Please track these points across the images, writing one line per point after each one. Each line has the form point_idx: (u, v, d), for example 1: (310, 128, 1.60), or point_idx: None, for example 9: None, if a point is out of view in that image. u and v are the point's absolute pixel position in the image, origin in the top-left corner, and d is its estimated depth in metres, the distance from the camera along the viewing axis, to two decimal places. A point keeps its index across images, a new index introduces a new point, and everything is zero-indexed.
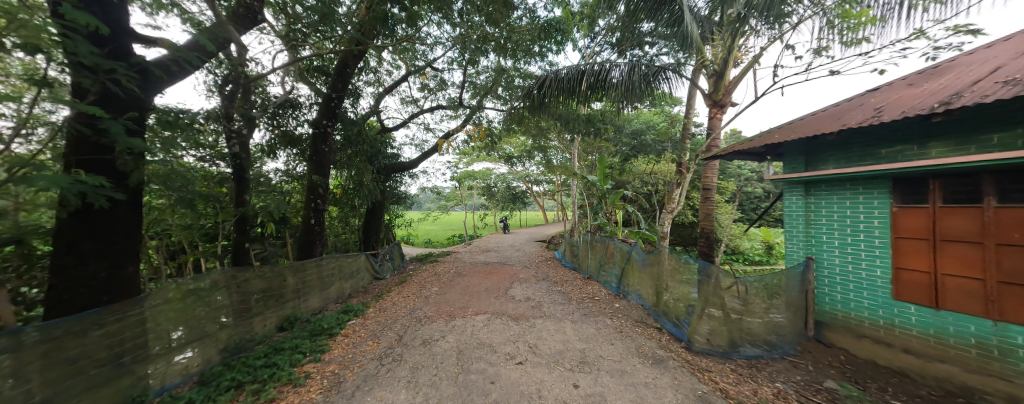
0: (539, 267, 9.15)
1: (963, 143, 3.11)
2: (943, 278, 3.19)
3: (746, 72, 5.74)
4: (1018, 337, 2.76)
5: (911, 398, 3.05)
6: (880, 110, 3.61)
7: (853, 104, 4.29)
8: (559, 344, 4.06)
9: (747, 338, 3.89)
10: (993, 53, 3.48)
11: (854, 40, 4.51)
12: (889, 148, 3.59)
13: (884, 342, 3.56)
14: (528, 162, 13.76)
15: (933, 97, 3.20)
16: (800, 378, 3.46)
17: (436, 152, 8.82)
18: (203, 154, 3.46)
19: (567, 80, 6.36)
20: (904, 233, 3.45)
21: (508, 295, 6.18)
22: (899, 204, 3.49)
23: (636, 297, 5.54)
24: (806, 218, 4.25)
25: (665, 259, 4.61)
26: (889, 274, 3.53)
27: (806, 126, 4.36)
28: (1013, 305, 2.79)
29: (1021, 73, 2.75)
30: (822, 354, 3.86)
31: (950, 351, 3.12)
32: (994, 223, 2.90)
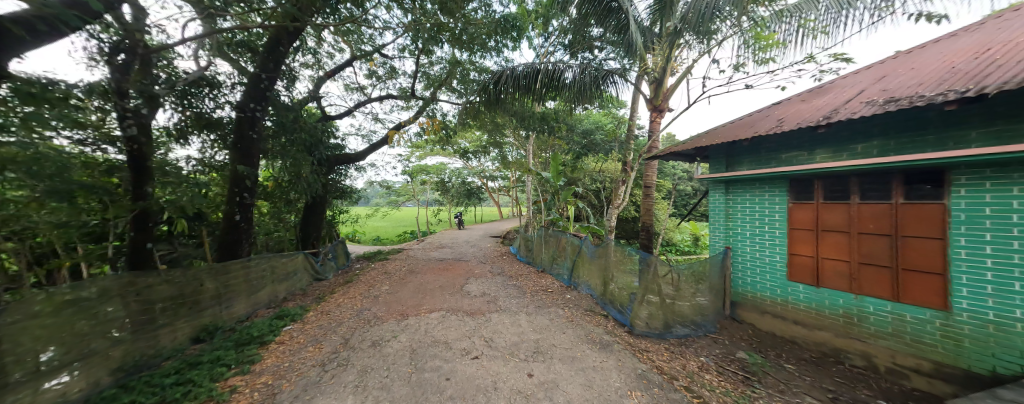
0: (494, 262, 9.23)
1: (835, 151, 3.83)
2: (822, 261, 3.90)
3: (680, 81, 6.39)
4: (870, 306, 3.50)
5: (797, 361, 3.75)
6: (782, 120, 4.28)
7: (762, 115, 5.01)
8: (514, 336, 4.17)
9: (678, 320, 4.39)
10: (859, 79, 4.33)
11: (764, 59, 5.25)
12: (787, 153, 4.28)
13: (780, 316, 4.26)
14: (483, 157, 13.68)
15: (819, 112, 3.88)
16: (718, 351, 4.02)
17: (385, 144, 8.36)
18: (80, 136, 2.83)
19: (522, 77, 6.45)
20: (796, 225, 4.15)
21: (463, 291, 6.15)
22: (794, 201, 4.19)
23: (586, 287, 5.88)
24: (726, 213, 4.88)
25: (613, 251, 4.96)
26: (785, 259, 4.23)
27: (727, 132, 4.99)
28: (868, 281, 3.53)
29: (876, 95, 3.47)
30: (735, 329, 4.52)
31: (825, 320, 3.86)
32: (858, 216, 3.62)
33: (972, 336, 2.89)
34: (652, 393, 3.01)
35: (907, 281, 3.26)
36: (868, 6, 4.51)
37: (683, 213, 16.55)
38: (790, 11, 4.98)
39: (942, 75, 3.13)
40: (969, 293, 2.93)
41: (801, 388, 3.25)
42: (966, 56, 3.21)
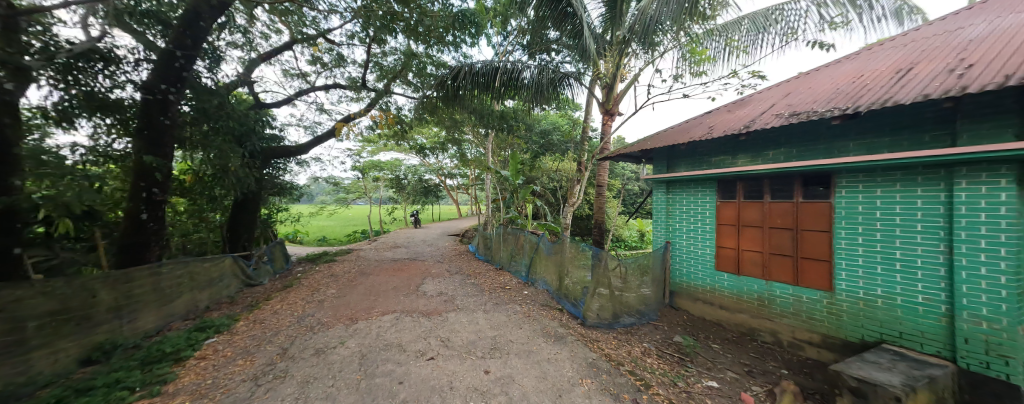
0: (452, 261, 9.08)
1: (752, 156, 4.39)
2: (742, 253, 4.45)
3: (629, 87, 6.84)
4: (777, 290, 4.06)
5: (722, 341, 4.25)
6: (712, 128, 4.80)
7: (697, 122, 5.55)
8: (471, 334, 4.16)
9: (625, 310, 4.72)
10: (771, 94, 5.00)
11: (698, 72, 5.82)
12: (716, 157, 4.80)
13: (709, 302, 4.78)
14: (440, 154, 13.35)
15: (740, 121, 4.42)
16: (659, 337, 4.41)
17: (332, 137, 7.77)
18: None
19: (481, 74, 6.40)
20: (722, 221, 4.68)
21: (419, 292, 5.97)
22: (720, 199, 4.72)
23: (543, 283, 6.06)
24: (666, 210, 5.34)
25: (567, 247, 5.16)
26: (714, 251, 4.76)
27: (668, 137, 5.45)
28: (776, 268, 4.10)
29: (784, 109, 4.05)
30: (673, 316, 4.99)
31: (743, 304, 4.40)
32: (769, 213, 4.20)
33: (847, 311, 3.49)
34: (601, 379, 3.20)
35: (804, 267, 3.86)
36: (777, 31, 5.23)
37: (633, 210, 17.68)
38: (719, 30, 5.59)
39: (829, 94, 3.76)
40: (846, 276, 3.53)
41: (724, 364, 3.70)
42: (846, 79, 3.89)
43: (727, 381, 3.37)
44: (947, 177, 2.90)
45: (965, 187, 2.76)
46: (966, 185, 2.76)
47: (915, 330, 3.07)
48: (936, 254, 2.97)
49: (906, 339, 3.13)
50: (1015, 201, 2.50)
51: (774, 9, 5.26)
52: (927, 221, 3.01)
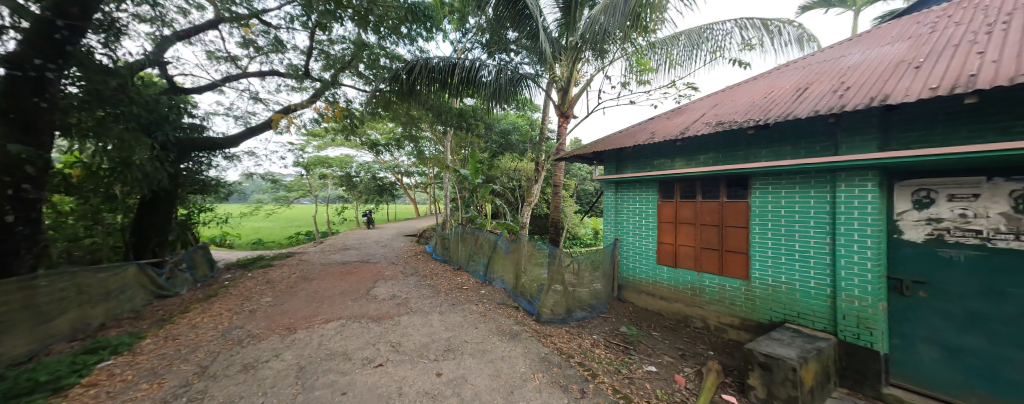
0: (407, 262, 8.75)
1: (687, 159, 4.82)
2: (678, 247, 4.88)
3: (582, 91, 7.15)
4: (706, 280, 4.52)
5: (661, 329, 4.63)
6: (653, 133, 5.20)
7: (641, 127, 5.97)
8: (424, 337, 4.05)
9: (577, 305, 4.92)
10: (703, 104, 5.55)
11: (643, 81, 6.28)
12: (658, 160, 5.20)
13: (650, 293, 5.18)
14: (395, 151, 12.78)
15: (677, 128, 4.85)
16: (607, 328, 4.68)
17: (269, 129, 7.06)
18: None
19: (437, 70, 6.25)
20: (662, 218, 5.09)
21: (370, 296, 5.66)
22: (661, 199, 5.13)
23: (500, 282, 6.09)
24: (615, 209, 5.72)
25: (525, 245, 5.24)
26: (655, 246, 5.16)
27: (616, 140, 5.79)
28: (706, 261, 4.56)
29: (712, 118, 4.51)
30: (620, 308, 5.33)
31: (679, 294, 4.83)
32: (700, 211, 4.66)
33: (760, 297, 3.98)
34: (552, 372, 3.30)
35: (728, 259, 4.33)
36: (707, 48, 5.84)
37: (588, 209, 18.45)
38: (660, 43, 6.08)
39: (747, 106, 4.27)
40: (759, 266, 4.02)
41: (662, 350, 4.03)
42: (761, 94, 4.46)
43: (665, 364, 3.68)
44: (832, 179, 3.42)
45: (845, 188, 3.30)
46: (845, 187, 3.30)
47: (808, 310, 3.59)
48: (823, 245, 3.50)
49: (801, 318, 3.65)
50: (873, 201, 3.11)
51: (705, 28, 5.86)
52: (818, 218, 3.54)
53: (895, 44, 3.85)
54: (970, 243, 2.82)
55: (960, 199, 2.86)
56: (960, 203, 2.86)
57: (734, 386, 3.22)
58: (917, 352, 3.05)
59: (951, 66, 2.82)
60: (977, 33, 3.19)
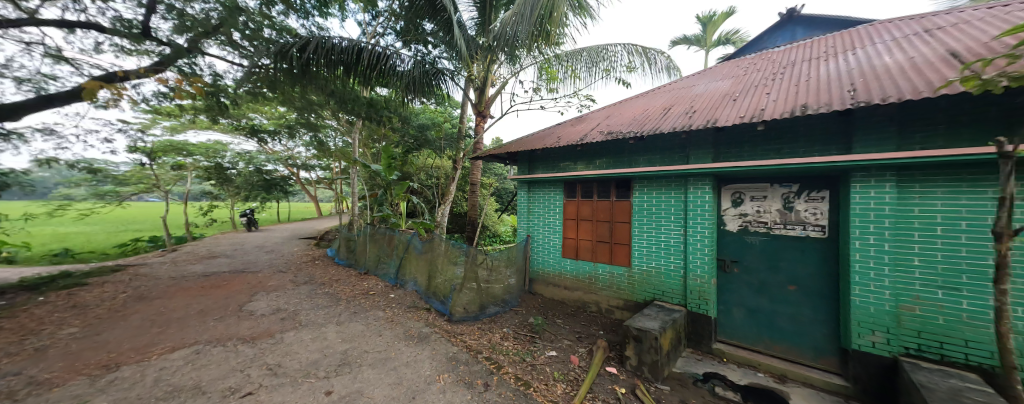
0: (302, 269, 7.65)
1: (586, 163, 5.37)
2: (578, 242, 5.44)
3: (498, 93, 7.35)
4: (599, 270, 5.13)
5: (563, 316, 5.10)
6: (559, 137, 5.67)
7: (550, 131, 6.44)
8: (315, 353, 3.60)
9: (490, 301, 5.03)
10: (601, 114, 6.28)
11: (551, 88, 6.78)
12: (563, 163, 5.68)
13: (556, 284, 5.67)
14: (287, 140, 10.98)
15: (578, 134, 5.40)
16: (517, 320, 4.93)
17: (85, 102, 5.26)
18: None
19: (339, 52, 5.59)
20: (566, 216, 5.61)
21: (244, 313, 4.75)
22: (566, 198, 5.64)
23: (411, 284, 5.82)
24: (527, 207, 6.10)
25: (439, 245, 5.12)
26: (560, 241, 5.66)
27: (528, 142, 6.13)
28: (600, 253, 5.17)
29: (605, 128, 5.14)
30: (530, 301, 5.69)
31: (578, 283, 5.39)
32: (596, 209, 5.26)
33: (638, 281, 4.69)
34: (457, 371, 3.32)
35: (615, 250, 4.99)
36: (605, 65, 6.61)
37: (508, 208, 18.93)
38: (566, 56, 6.67)
39: (631, 119, 5.01)
40: (637, 254, 4.71)
41: (563, 335, 4.45)
42: (641, 110, 5.27)
43: (564, 348, 4.06)
44: (686, 183, 4.25)
45: (693, 191, 4.15)
46: (694, 189, 4.15)
47: (669, 288, 4.37)
48: (679, 235, 4.30)
49: (664, 295, 4.40)
50: (709, 201, 4.02)
51: (603, 47, 6.62)
52: (676, 213, 4.33)
53: (726, 80, 5.02)
54: (763, 230, 3.85)
55: (757, 199, 3.88)
56: (758, 201, 3.88)
57: (616, 358, 3.76)
58: (732, 314, 4.06)
59: (755, 102, 3.81)
60: (771, 78, 4.37)
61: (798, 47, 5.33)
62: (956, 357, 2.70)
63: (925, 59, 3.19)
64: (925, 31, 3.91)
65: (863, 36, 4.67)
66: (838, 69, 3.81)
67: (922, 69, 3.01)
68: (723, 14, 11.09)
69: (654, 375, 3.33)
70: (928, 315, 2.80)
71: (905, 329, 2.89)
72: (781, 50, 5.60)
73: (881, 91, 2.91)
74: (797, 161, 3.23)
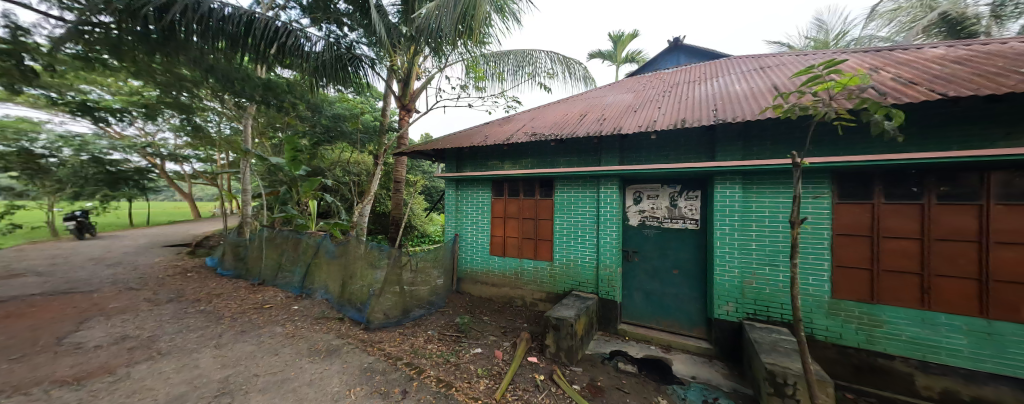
0: (169, 284, 6.17)
1: (512, 162, 5.52)
2: (505, 239, 5.59)
3: (424, 87, 7.05)
4: (525, 265, 5.34)
5: (490, 313, 5.17)
6: (486, 136, 5.73)
7: (478, 130, 6.46)
8: (183, 385, 2.95)
9: (415, 303, 4.81)
10: (527, 115, 6.53)
11: (479, 87, 6.79)
12: (490, 162, 5.75)
13: (483, 282, 5.73)
14: (149, 122, 8.74)
15: (505, 135, 5.53)
16: (443, 321, 4.81)
17: None
18: None
19: (225, 21, 4.66)
20: (494, 214, 5.71)
21: (70, 347, 3.61)
22: (493, 197, 5.72)
23: (321, 292, 5.20)
24: (455, 206, 6.02)
25: (359, 247, 4.66)
26: (488, 239, 5.72)
27: (455, 140, 6.06)
28: (525, 249, 5.39)
29: (529, 129, 5.36)
30: (457, 300, 5.62)
31: (504, 280, 5.53)
32: (522, 207, 5.45)
33: (558, 273, 5.03)
34: (372, 382, 3.09)
35: (539, 246, 5.26)
36: (529, 69, 6.91)
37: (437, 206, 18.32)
38: (492, 56, 6.79)
39: (552, 122, 5.34)
40: (557, 249, 5.04)
41: (489, 331, 4.51)
42: (562, 114, 5.66)
43: (489, 344, 4.12)
44: (598, 183, 4.71)
45: (605, 190, 4.62)
46: (605, 189, 4.62)
47: (584, 279, 4.79)
48: (592, 230, 4.74)
49: (580, 285, 4.81)
50: (616, 199, 4.53)
51: (528, 52, 6.94)
52: (590, 210, 4.76)
53: (632, 93, 5.73)
54: (656, 224, 4.50)
55: (652, 197, 4.52)
56: (653, 199, 4.52)
57: (537, 348, 3.97)
58: (633, 298, 4.65)
59: (652, 114, 4.43)
60: (664, 95, 5.13)
61: (685, 71, 6.36)
62: (777, 316, 3.57)
63: (763, 89, 4.13)
64: (765, 67, 5.05)
65: (727, 66, 5.81)
66: (710, 92, 4.67)
67: (761, 96, 3.88)
68: (630, 35, 12.59)
69: (569, 359, 3.62)
70: (760, 287, 3.64)
71: (747, 298, 3.71)
72: (672, 71, 6.60)
73: (735, 112, 3.68)
74: (679, 166, 3.86)
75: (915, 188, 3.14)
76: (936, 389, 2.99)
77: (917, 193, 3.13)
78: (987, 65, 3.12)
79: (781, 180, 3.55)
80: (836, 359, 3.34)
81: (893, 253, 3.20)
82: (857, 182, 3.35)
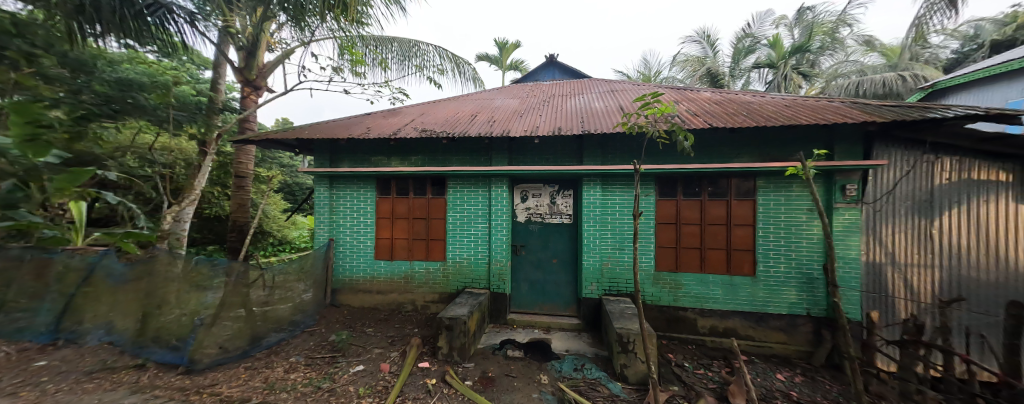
0: None
1: (400, 159, 5.16)
2: (393, 241, 5.19)
3: (280, 62, 5.78)
4: (415, 268, 5.08)
5: (374, 323, 4.69)
6: (368, 128, 5.17)
7: (357, 120, 5.76)
8: None
9: (272, 326, 3.91)
10: (415, 110, 6.19)
11: (356, 72, 6.01)
12: (374, 157, 5.23)
13: (366, 291, 5.18)
14: None
15: (391, 128, 5.12)
16: (311, 343, 4.09)
17: None
18: None
19: None
20: (379, 214, 5.22)
21: None
22: (379, 196, 5.22)
23: (104, 333, 3.65)
24: (329, 206, 5.22)
25: (176, 264, 3.42)
26: (372, 243, 5.20)
27: (327, 130, 5.25)
28: (416, 250, 5.13)
29: (418, 125, 5.10)
30: (331, 315, 4.90)
31: (392, 285, 5.14)
32: (412, 207, 5.15)
33: (451, 273, 4.98)
34: None
35: (431, 246, 5.09)
36: (416, 61, 6.56)
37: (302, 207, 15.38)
38: (372, 40, 6.14)
39: (443, 120, 5.24)
40: (450, 248, 4.99)
41: (372, 344, 4.09)
42: (453, 112, 5.61)
43: (371, 358, 3.74)
44: (489, 182, 4.88)
45: (495, 189, 4.82)
46: (495, 188, 4.82)
47: (476, 275, 4.90)
48: (484, 228, 4.90)
49: (472, 283, 4.90)
50: (505, 198, 4.79)
51: (414, 43, 6.59)
52: (482, 209, 4.90)
53: (517, 99, 6.17)
54: (539, 220, 5.00)
55: (536, 196, 4.99)
56: (536, 198, 5.00)
57: (428, 352, 3.84)
58: (520, 288, 5.05)
59: (535, 120, 4.88)
60: (545, 104, 5.73)
61: (559, 84, 7.26)
62: (623, 289, 4.49)
63: (615, 108, 5.11)
64: (616, 90, 6.25)
65: (590, 86, 6.95)
66: (579, 105, 5.47)
67: (615, 114, 4.79)
68: (513, 44, 13.48)
69: (461, 356, 3.65)
70: (613, 267, 4.51)
71: (605, 278, 4.54)
72: (549, 84, 7.42)
73: (596, 125, 4.42)
74: (557, 168, 4.40)
75: (699, 189, 4.47)
76: (707, 327, 4.34)
77: (699, 192, 4.46)
78: (732, 108, 4.71)
79: (627, 182, 4.47)
80: (656, 316, 4.46)
81: (690, 235, 4.46)
82: (670, 184, 4.53)
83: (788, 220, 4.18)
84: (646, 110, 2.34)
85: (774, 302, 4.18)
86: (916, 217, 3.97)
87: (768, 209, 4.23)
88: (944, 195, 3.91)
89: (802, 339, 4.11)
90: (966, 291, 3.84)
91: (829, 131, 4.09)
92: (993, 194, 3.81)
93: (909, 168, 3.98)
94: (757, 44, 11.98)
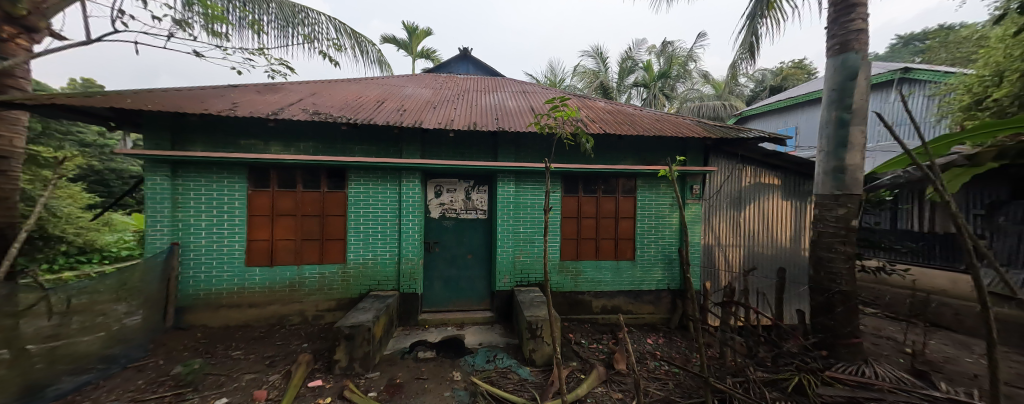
0: None
1: (283, 145, 4.32)
2: (274, 243, 4.32)
3: None
4: (307, 273, 4.35)
5: (245, 344, 3.83)
6: (235, 104, 4.15)
7: (217, 93, 4.55)
8: None
9: (67, 368, 2.76)
10: (303, 88, 5.25)
11: (213, 30, 4.71)
12: (244, 141, 4.24)
13: (233, 305, 4.19)
14: None
15: (270, 106, 4.22)
16: (141, 382, 3.08)
17: None
18: None
19: None
20: (253, 211, 4.26)
21: None
22: (253, 189, 4.26)
23: None
24: (173, 201, 4.01)
25: None
26: (243, 246, 4.22)
27: (168, 100, 4.00)
28: (308, 252, 4.40)
29: (309, 107, 4.34)
30: (174, 341, 3.78)
31: (272, 295, 4.28)
32: (302, 202, 4.39)
33: (352, 276, 4.45)
34: None
35: (327, 247, 4.44)
36: (304, 30, 5.56)
37: (123, 203, 11.36)
38: None
39: (342, 103, 4.61)
40: (352, 248, 4.45)
41: (242, 370, 3.33)
42: (354, 96, 4.98)
43: (241, 387, 3.05)
44: (399, 176, 4.52)
45: (406, 183, 4.50)
46: (406, 183, 4.49)
47: (384, 277, 4.51)
48: (393, 224, 4.53)
49: (379, 285, 4.48)
50: (418, 193, 4.52)
51: (300, 9, 5.57)
52: (391, 204, 4.51)
53: (430, 89, 5.86)
54: (454, 215, 4.90)
55: (451, 191, 4.88)
56: (451, 193, 4.88)
57: (322, 368, 3.36)
58: (432, 286, 4.87)
59: (449, 113, 4.74)
60: (459, 97, 5.62)
61: (472, 79, 7.22)
62: (533, 280, 4.80)
63: (525, 108, 5.37)
64: (527, 92, 6.58)
65: (502, 84, 7.12)
66: (493, 102, 5.55)
67: (526, 114, 5.04)
68: (423, 31, 12.76)
69: (365, 367, 3.30)
70: (524, 260, 4.77)
71: (517, 269, 4.76)
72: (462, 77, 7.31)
73: (509, 123, 4.57)
74: (471, 163, 4.37)
75: (595, 188, 5.10)
76: (599, 306, 5.01)
77: (594, 189, 5.09)
78: (619, 118, 5.51)
79: (537, 178, 4.76)
80: (558, 301, 4.92)
81: (587, 227, 5.06)
82: (572, 182, 5.03)
83: (657, 214, 5.14)
84: (555, 112, 2.48)
85: (647, 280, 5.11)
86: (732, 210, 5.41)
87: (644, 205, 5.12)
88: (747, 194, 5.44)
89: (663, 308, 5.14)
90: (757, 262, 5.44)
91: (683, 143, 5.19)
92: (772, 194, 5.48)
93: (728, 174, 5.39)
94: (636, 66, 14.25)
